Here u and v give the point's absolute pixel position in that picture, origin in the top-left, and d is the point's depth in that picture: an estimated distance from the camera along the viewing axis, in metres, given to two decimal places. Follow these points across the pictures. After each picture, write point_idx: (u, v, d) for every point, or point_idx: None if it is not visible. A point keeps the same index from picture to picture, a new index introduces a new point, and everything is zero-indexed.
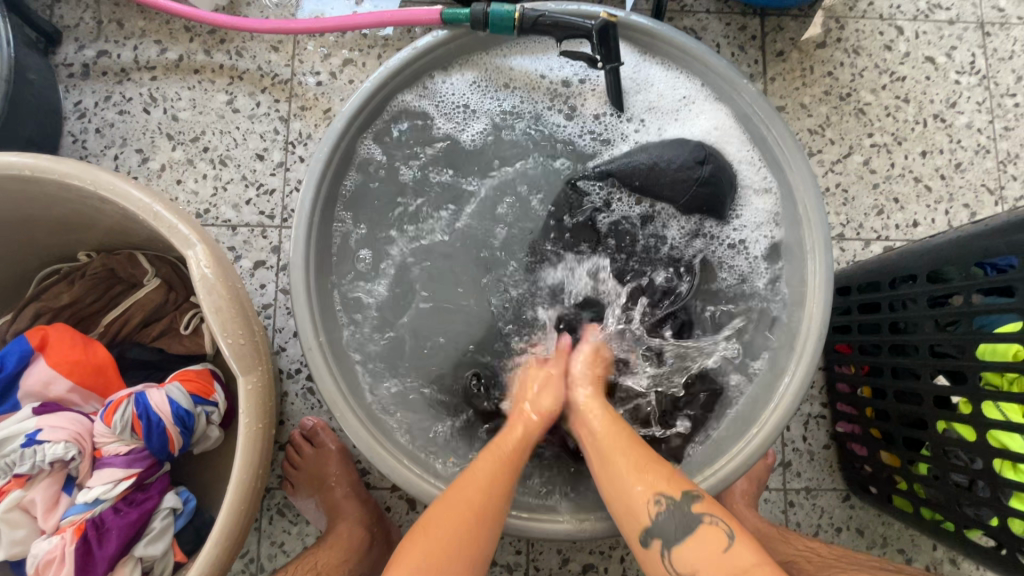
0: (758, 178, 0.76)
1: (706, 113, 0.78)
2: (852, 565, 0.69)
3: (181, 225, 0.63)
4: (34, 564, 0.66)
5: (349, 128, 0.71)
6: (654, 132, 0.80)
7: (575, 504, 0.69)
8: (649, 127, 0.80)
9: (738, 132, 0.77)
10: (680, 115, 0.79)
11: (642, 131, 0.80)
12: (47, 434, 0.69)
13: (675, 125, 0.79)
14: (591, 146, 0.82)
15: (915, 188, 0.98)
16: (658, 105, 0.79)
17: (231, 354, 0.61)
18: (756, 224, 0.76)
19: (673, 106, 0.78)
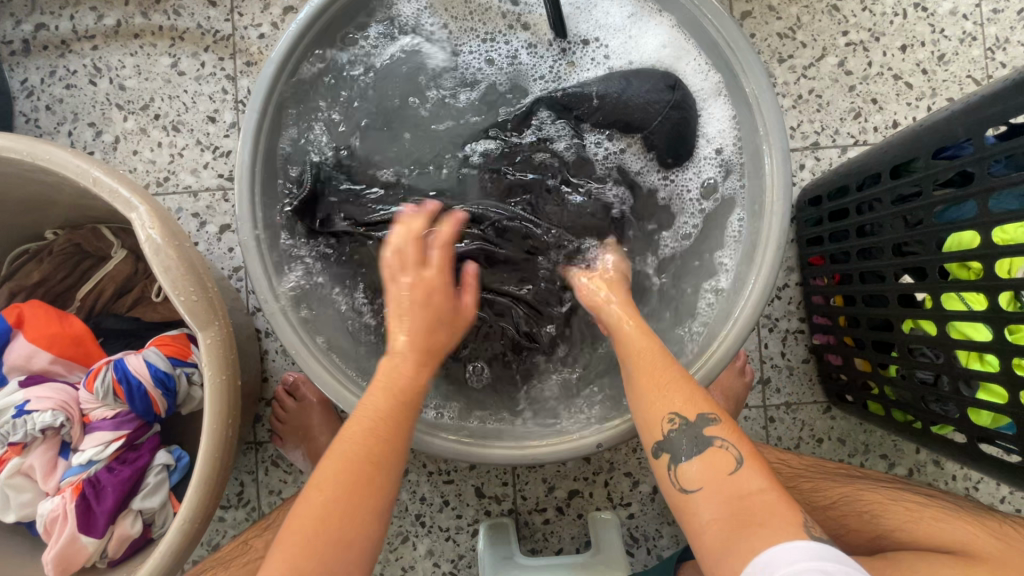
0: (710, 84, 0.72)
1: (661, 31, 0.73)
2: (821, 475, 0.73)
3: (122, 188, 0.63)
4: (42, 522, 0.71)
5: (282, 74, 0.67)
6: (608, 55, 0.75)
7: (550, 427, 0.69)
8: (608, 48, 0.75)
9: (695, 49, 0.72)
10: (633, 33, 0.74)
11: (599, 52, 0.75)
12: (34, 404, 0.72)
13: (628, 40, 0.75)
14: (550, 74, 0.76)
15: (895, 87, 0.92)
16: (606, 25, 0.75)
17: (186, 311, 0.62)
18: (721, 141, 0.72)
19: (621, 25, 0.75)
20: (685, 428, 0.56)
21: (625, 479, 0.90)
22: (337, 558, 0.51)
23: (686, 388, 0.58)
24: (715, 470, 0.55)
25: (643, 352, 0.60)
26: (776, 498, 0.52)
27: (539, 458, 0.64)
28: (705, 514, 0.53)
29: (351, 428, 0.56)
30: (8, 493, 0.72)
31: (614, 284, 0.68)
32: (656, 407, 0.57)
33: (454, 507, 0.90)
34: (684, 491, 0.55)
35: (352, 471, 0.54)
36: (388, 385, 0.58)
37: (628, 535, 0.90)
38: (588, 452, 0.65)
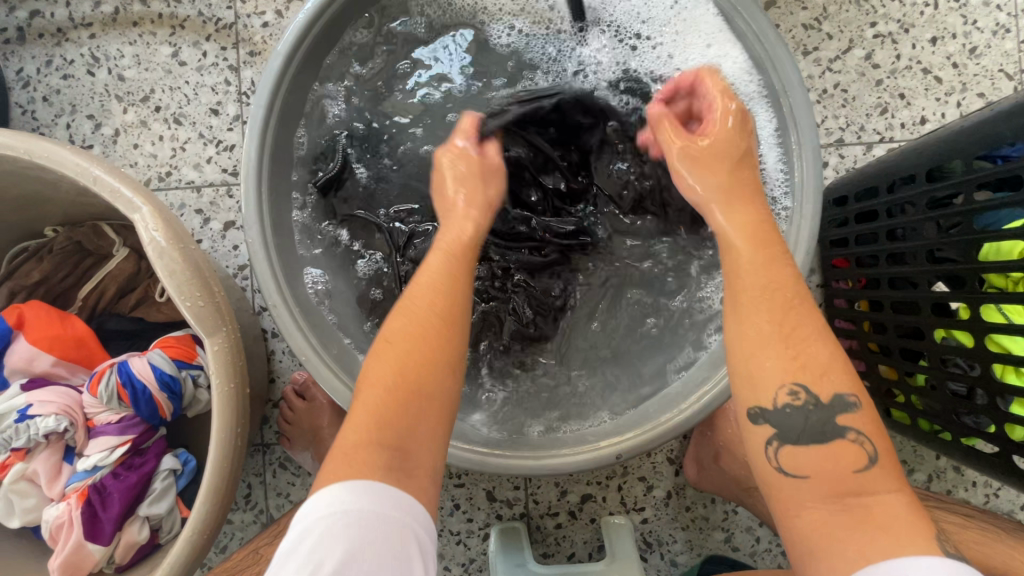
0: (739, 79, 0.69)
1: (706, 24, 0.68)
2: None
3: (124, 188, 0.61)
4: (48, 529, 0.69)
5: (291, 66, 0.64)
6: (654, 56, 0.71)
7: (568, 436, 0.67)
8: (652, 47, 0.71)
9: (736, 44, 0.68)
10: (676, 26, 0.70)
11: (643, 50, 0.71)
12: (37, 409, 0.70)
13: (670, 35, 0.70)
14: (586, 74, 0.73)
15: (924, 81, 0.89)
16: (645, 17, 0.71)
17: (192, 317, 0.60)
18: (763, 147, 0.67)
19: (661, 18, 0.70)
20: (812, 407, 0.46)
21: (638, 483, 0.89)
22: (428, 419, 0.48)
23: (813, 337, 0.48)
24: (838, 465, 0.46)
25: (769, 292, 0.49)
26: (903, 506, 0.44)
27: (556, 469, 0.62)
28: (810, 507, 0.45)
29: (423, 298, 0.52)
30: (13, 498, 0.70)
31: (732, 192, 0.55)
32: (783, 369, 0.47)
33: (465, 510, 0.88)
34: (791, 474, 0.47)
35: (429, 338, 0.50)
36: (460, 262, 0.56)
37: (641, 540, 0.88)
38: (607, 463, 0.63)
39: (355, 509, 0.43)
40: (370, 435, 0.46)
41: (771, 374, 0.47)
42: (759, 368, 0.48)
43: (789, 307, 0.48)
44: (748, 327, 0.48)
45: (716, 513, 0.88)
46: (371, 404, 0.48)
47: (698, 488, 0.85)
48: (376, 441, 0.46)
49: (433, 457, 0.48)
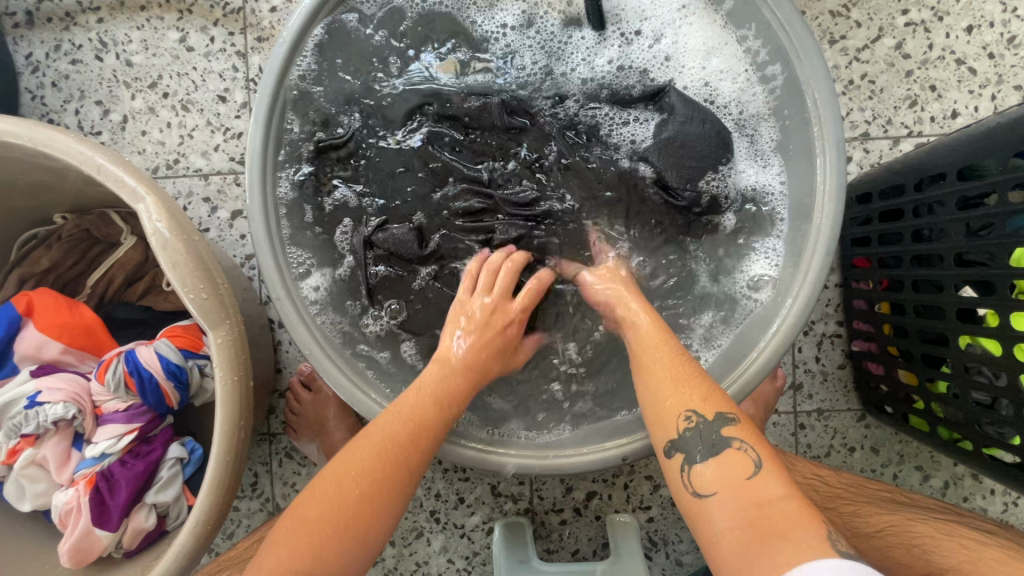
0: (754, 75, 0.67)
1: (713, 36, 0.68)
2: (863, 498, 0.68)
3: (128, 177, 0.60)
4: (57, 514, 0.70)
5: (296, 55, 0.63)
6: (655, 61, 0.69)
7: (574, 436, 0.65)
8: (652, 50, 0.69)
9: (747, 45, 0.67)
10: (682, 31, 0.69)
11: (642, 53, 0.69)
12: (46, 396, 0.70)
13: (678, 36, 0.69)
14: (578, 71, 0.70)
15: (957, 72, 0.85)
16: (653, 15, 0.68)
17: (196, 309, 0.59)
18: (761, 163, 0.68)
19: (670, 18, 0.68)
20: (703, 426, 0.53)
21: (645, 482, 0.88)
22: (354, 554, 0.53)
23: (700, 384, 0.56)
24: (731, 474, 0.51)
25: (659, 344, 0.59)
26: (793, 505, 0.48)
27: (560, 469, 0.61)
28: (721, 520, 0.49)
29: (387, 422, 0.56)
30: (23, 483, 0.71)
31: (620, 300, 0.64)
32: (676, 402, 0.55)
33: (470, 504, 0.88)
34: (699, 493, 0.52)
35: (364, 514, 0.53)
36: (439, 390, 0.59)
37: (646, 539, 0.87)
38: (613, 465, 0.62)
39: None
40: (294, 554, 0.52)
41: (664, 410, 0.55)
42: (659, 401, 0.56)
43: (682, 370, 0.57)
44: (649, 379, 0.58)
45: None
46: (302, 518, 0.53)
47: None
48: (295, 560, 0.51)
49: None
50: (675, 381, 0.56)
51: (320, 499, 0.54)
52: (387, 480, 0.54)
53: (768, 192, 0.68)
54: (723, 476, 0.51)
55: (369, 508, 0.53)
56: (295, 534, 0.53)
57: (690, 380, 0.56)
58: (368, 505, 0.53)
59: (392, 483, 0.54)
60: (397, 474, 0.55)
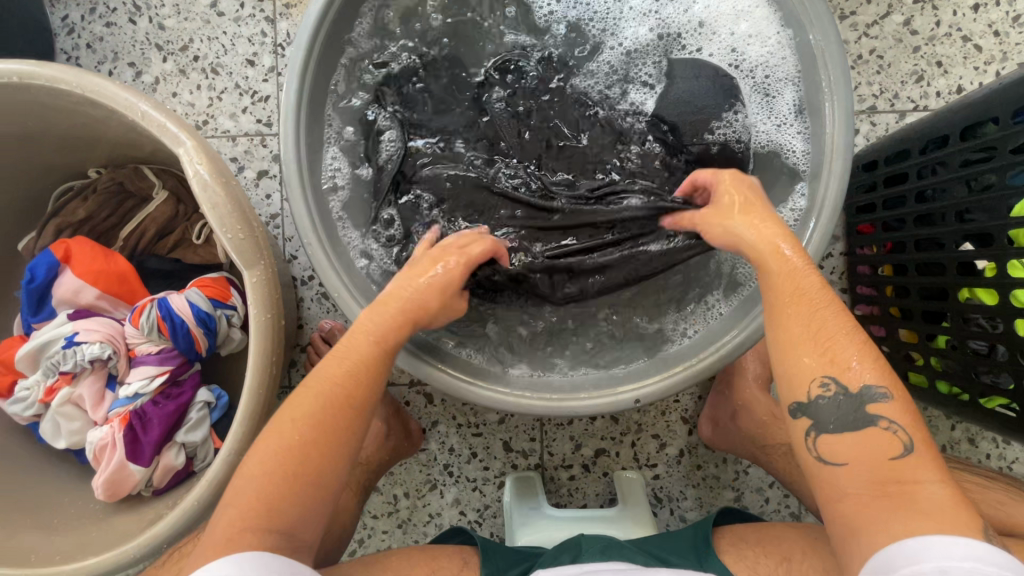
0: (776, 38, 0.68)
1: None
2: None
3: (170, 122, 0.63)
4: (92, 449, 0.74)
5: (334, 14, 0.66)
6: (690, 25, 0.71)
7: (587, 382, 0.68)
8: (687, 15, 0.71)
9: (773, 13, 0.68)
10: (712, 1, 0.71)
11: (676, 18, 0.71)
12: (83, 337, 0.74)
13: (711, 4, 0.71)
14: (609, 36, 0.72)
15: (963, 49, 0.87)
16: None
17: (233, 248, 0.62)
18: (780, 128, 0.69)
19: None
20: (843, 396, 0.50)
21: (652, 440, 0.91)
22: (314, 498, 0.53)
23: (847, 344, 0.50)
24: (871, 450, 0.49)
25: (801, 299, 0.53)
26: (940, 492, 0.46)
27: (576, 411, 0.64)
28: (847, 488, 0.48)
29: (325, 372, 0.56)
30: (60, 420, 0.75)
31: (760, 231, 0.56)
32: (815, 364, 0.51)
33: (482, 459, 0.91)
34: (829, 462, 0.50)
35: (312, 463, 0.52)
36: (376, 328, 0.58)
37: (652, 495, 0.91)
38: (625, 407, 0.65)
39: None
40: (245, 512, 0.51)
41: (803, 369, 0.51)
42: (798, 358, 0.51)
43: (821, 317, 0.52)
44: (789, 329, 0.52)
45: (727, 473, 0.90)
46: (253, 475, 0.52)
47: (711, 446, 0.87)
48: (247, 517, 0.50)
49: (315, 532, 0.54)
50: (819, 335, 0.51)
51: (269, 454, 0.52)
52: (337, 423, 0.54)
53: (785, 156, 0.69)
54: (858, 448, 0.49)
55: (322, 452, 0.53)
56: (246, 492, 0.52)
57: (831, 335, 0.51)
58: (320, 449, 0.53)
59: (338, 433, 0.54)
60: (346, 415, 0.54)
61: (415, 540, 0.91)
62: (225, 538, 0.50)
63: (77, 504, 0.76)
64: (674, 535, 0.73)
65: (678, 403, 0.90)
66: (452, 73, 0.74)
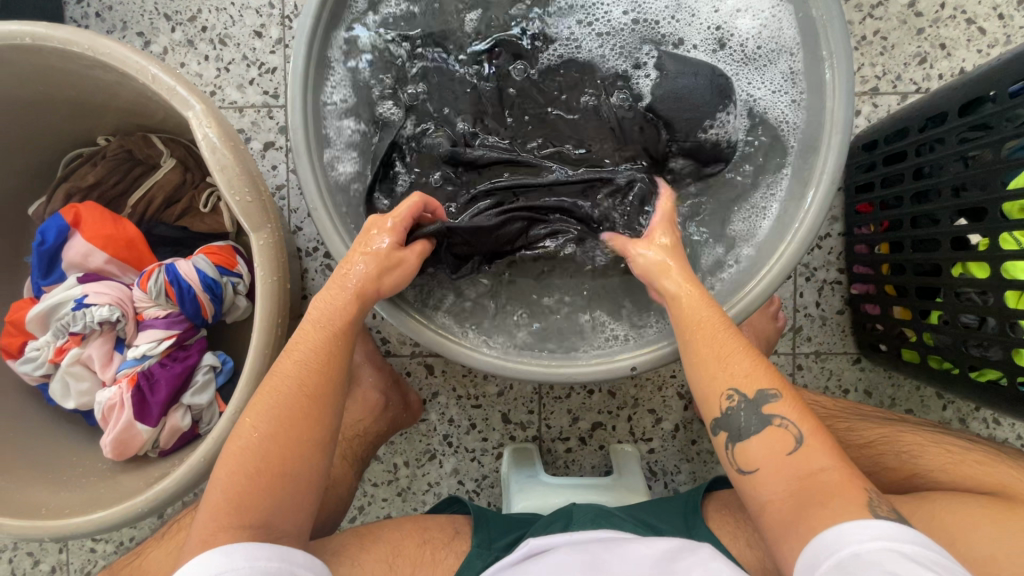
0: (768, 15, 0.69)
1: None
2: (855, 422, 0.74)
3: (180, 87, 0.64)
4: (100, 409, 0.75)
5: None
6: (665, 11, 0.70)
7: (585, 351, 0.70)
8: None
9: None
10: None
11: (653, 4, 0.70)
12: (93, 299, 0.75)
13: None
14: (583, 23, 0.70)
15: (967, 32, 0.88)
16: None
17: (240, 211, 0.64)
18: (785, 102, 0.69)
19: None
20: (746, 404, 0.56)
21: (648, 415, 0.93)
22: (292, 488, 0.57)
23: (741, 359, 0.58)
24: (775, 449, 0.55)
25: (701, 324, 0.59)
26: (836, 477, 0.53)
27: (573, 378, 0.66)
28: (765, 494, 0.54)
29: (281, 373, 0.59)
30: (69, 380, 0.77)
31: (663, 269, 0.62)
32: (717, 381, 0.58)
33: (481, 430, 0.93)
34: (744, 469, 0.56)
35: (280, 458, 0.57)
36: (325, 323, 0.61)
37: (646, 469, 0.92)
38: (622, 374, 0.66)
39: (247, 566, 0.51)
40: (222, 512, 0.55)
41: (709, 382, 0.58)
42: (705, 375, 0.58)
43: (722, 335, 0.58)
44: (691, 351, 0.59)
45: (720, 449, 0.92)
46: (229, 478, 0.56)
47: (706, 421, 0.89)
48: (226, 516, 0.54)
49: (300, 521, 0.58)
50: (716, 356, 0.58)
51: (240, 456, 0.57)
52: (302, 417, 0.58)
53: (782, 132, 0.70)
54: (761, 449, 0.55)
55: (292, 445, 0.57)
56: (223, 494, 0.56)
57: (727, 352, 0.58)
58: (289, 443, 0.57)
59: (303, 426, 0.58)
60: (310, 407, 0.58)
61: (413, 508, 0.93)
62: (203, 539, 0.54)
63: (85, 462, 0.79)
64: (665, 501, 0.74)
65: (674, 379, 0.91)
66: (437, 49, 0.71)
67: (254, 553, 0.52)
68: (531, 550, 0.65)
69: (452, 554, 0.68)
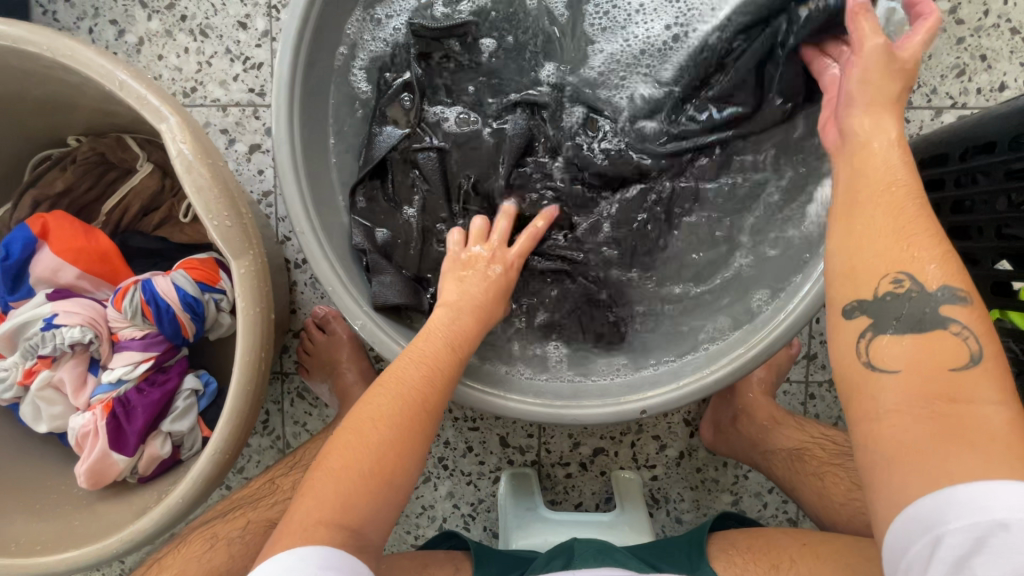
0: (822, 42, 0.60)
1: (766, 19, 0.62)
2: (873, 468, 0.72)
3: (152, 95, 0.58)
4: (74, 436, 0.71)
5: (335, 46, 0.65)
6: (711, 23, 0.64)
7: (592, 390, 0.65)
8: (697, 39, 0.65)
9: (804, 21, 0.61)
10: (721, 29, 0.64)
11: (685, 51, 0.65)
12: (63, 319, 0.70)
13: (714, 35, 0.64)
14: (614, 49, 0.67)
15: (1010, 42, 0.81)
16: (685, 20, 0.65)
17: (220, 237, 0.58)
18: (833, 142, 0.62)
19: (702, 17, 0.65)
20: (913, 296, 0.43)
21: (652, 441, 0.89)
22: (395, 494, 0.51)
23: (926, 236, 0.44)
24: (932, 360, 0.42)
25: (889, 186, 0.46)
26: (1003, 419, 0.39)
27: (579, 421, 0.60)
28: (894, 399, 0.41)
29: (406, 371, 0.54)
30: (40, 404, 0.72)
31: (862, 110, 0.50)
32: (884, 258, 0.44)
33: (478, 453, 0.89)
34: (876, 368, 0.43)
35: (393, 459, 0.51)
36: (452, 330, 0.57)
37: (649, 496, 0.89)
38: (631, 417, 0.61)
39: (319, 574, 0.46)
40: (324, 506, 0.49)
41: (873, 249, 0.45)
42: (869, 239, 0.45)
43: (902, 205, 0.45)
44: (861, 217, 0.46)
45: (727, 477, 0.89)
46: (336, 471, 0.51)
47: (712, 450, 0.85)
48: (327, 510, 0.49)
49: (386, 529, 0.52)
50: (896, 226, 0.44)
51: (354, 450, 0.51)
52: (421, 422, 0.53)
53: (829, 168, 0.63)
54: (913, 355, 0.42)
55: (409, 449, 0.52)
56: (328, 487, 0.50)
57: (910, 224, 0.44)
58: (408, 446, 0.52)
59: (425, 423, 0.53)
60: (431, 414, 0.54)
61: (406, 532, 0.90)
62: (304, 529, 0.48)
63: (61, 488, 0.74)
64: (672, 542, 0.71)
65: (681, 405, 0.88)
66: (444, 87, 0.68)
67: (325, 561, 0.47)
68: None
69: None
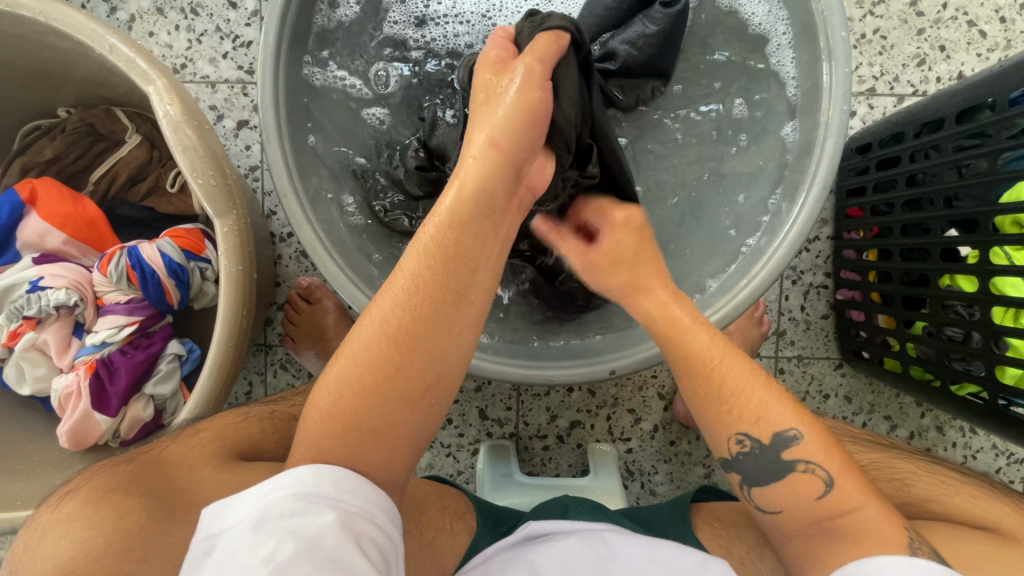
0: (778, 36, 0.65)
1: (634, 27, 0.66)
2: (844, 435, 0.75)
3: (139, 59, 0.59)
4: (56, 397, 0.72)
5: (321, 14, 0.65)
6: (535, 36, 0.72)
7: (567, 352, 0.67)
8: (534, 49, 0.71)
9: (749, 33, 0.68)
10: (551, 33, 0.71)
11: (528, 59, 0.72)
12: (49, 281, 0.71)
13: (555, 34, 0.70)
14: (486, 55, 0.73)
15: (967, 34, 0.86)
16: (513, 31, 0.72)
17: (203, 195, 0.60)
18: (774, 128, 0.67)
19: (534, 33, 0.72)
20: (757, 449, 0.55)
21: (627, 415, 0.91)
22: (388, 434, 0.51)
23: (733, 381, 0.57)
24: (799, 494, 0.54)
25: (690, 364, 0.57)
26: (874, 516, 0.52)
27: (550, 379, 0.62)
28: (786, 532, 0.56)
29: (388, 299, 0.52)
30: (23, 365, 0.73)
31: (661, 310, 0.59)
32: (723, 425, 0.57)
33: (457, 425, 0.91)
34: (769, 511, 0.56)
35: (377, 395, 0.51)
36: (427, 251, 0.53)
37: (624, 468, 0.91)
38: (601, 378, 0.63)
39: (318, 488, 0.46)
40: (314, 440, 0.51)
41: (700, 406, 0.58)
42: (710, 416, 0.57)
43: (722, 367, 0.57)
44: (699, 403, 0.58)
45: (699, 449, 0.91)
46: (324, 408, 0.52)
47: (686, 423, 0.88)
48: (320, 445, 0.51)
49: (393, 474, 0.52)
50: (716, 391, 0.57)
51: (342, 387, 0.52)
52: (404, 356, 0.51)
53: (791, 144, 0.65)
54: (782, 488, 0.55)
55: (396, 387, 0.51)
56: (318, 424, 0.51)
57: (735, 388, 0.57)
58: (394, 383, 0.51)
59: (404, 370, 0.51)
60: (417, 347, 0.52)
61: None
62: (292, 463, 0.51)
63: (44, 451, 0.75)
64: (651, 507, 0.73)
65: (655, 378, 0.91)
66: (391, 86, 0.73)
67: (324, 476, 0.47)
68: (531, 533, 0.64)
69: (465, 529, 0.65)
